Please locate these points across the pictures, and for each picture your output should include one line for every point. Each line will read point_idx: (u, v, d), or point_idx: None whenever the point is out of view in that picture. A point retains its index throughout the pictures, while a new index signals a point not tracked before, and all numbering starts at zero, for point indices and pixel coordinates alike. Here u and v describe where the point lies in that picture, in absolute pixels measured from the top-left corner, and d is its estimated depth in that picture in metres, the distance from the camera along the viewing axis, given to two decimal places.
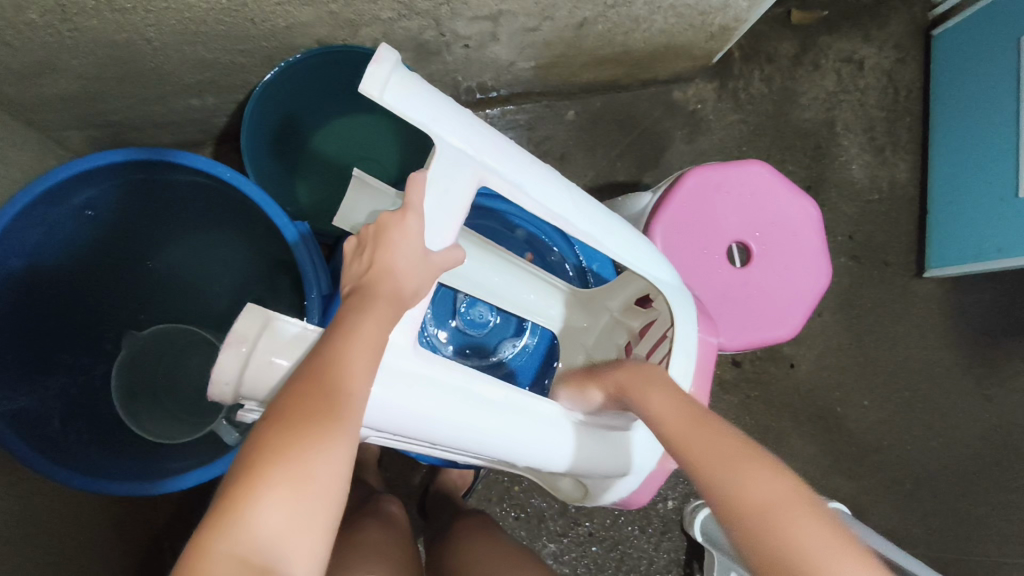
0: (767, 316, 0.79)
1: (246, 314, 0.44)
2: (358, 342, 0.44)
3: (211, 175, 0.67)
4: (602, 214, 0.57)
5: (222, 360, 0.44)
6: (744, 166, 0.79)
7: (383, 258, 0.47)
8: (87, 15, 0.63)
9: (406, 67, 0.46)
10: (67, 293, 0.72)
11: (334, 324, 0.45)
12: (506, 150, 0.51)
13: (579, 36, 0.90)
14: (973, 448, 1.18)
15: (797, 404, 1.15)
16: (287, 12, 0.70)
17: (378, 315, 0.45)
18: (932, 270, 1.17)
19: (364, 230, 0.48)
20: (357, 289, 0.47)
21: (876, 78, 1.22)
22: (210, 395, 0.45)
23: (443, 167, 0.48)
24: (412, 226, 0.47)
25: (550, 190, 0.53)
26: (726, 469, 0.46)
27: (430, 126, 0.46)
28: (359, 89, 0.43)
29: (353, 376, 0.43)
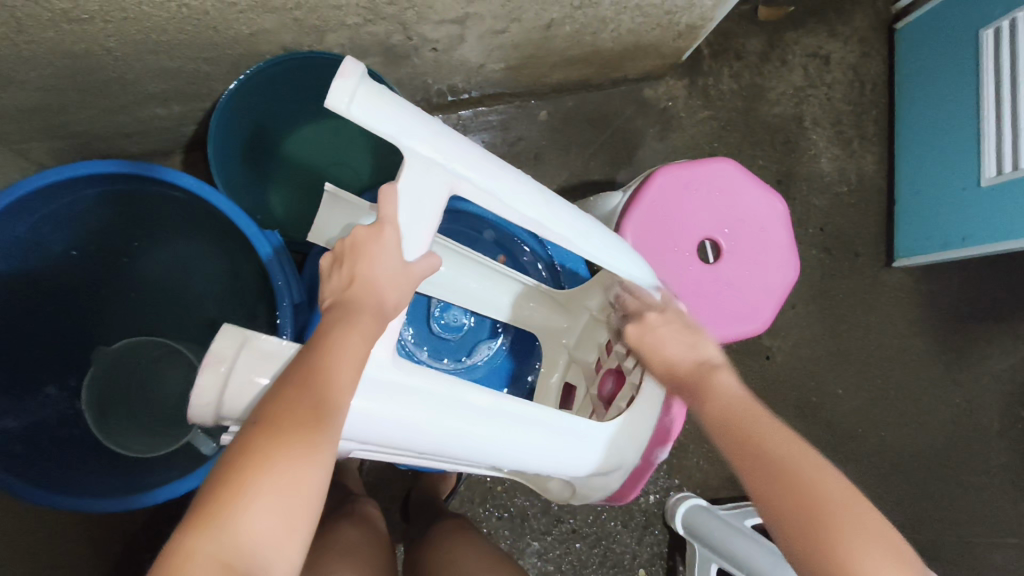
0: (739, 310, 0.80)
1: (223, 334, 0.44)
2: (340, 352, 0.44)
3: (184, 189, 0.66)
4: (577, 215, 0.56)
5: (200, 382, 0.43)
6: (712, 164, 0.80)
7: (364, 272, 0.47)
8: (43, 26, 0.62)
9: (372, 78, 0.45)
10: (36, 308, 0.71)
11: (316, 336, 0.45)
12: (480, 158, 0.50)
13: (547, 38, 0.90)
14: (945, 432, 1.21)
15: (774, 396, 1.17)
16: (251, 19, 0.69)
17: (360, 328, 0.45)
18: (901, 260, 1.20)
19: (340, 244, 0.48)
20: (338, 304, 0.47)
21: (842, 73, 1.24)
22: (190, 418, 0.44)
23: (414, 179, 0.47)
24: (390, 241, 0.47)
25: (522, 194, 0.52)
26: (745, 422, 0.57)
27: (399, 137, 0.46)
28: (326, 103, 0.43)
29: (334, 384, 0.43)
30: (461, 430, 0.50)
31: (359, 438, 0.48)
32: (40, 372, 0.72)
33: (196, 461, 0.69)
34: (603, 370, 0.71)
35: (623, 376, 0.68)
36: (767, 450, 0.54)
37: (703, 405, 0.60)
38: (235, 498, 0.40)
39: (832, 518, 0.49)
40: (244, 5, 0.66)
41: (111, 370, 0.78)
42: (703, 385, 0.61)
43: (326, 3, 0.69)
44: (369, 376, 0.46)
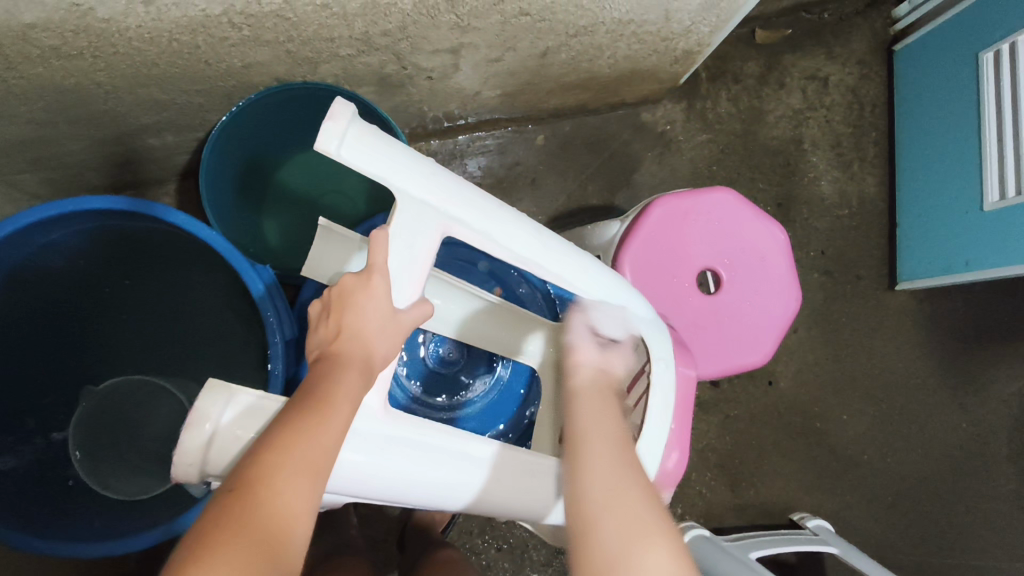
0: (740, 342, 0.79)
1: (208, 391, 0.42)
2: (330, 409, 0.43)
3: (176, 226, 0.65)
4: (575, 254, 0.54)
5: (183, 444, 0.42)
6: (711, 193, 0.78)
7: (350, 324, 0.46)
8: (31, 63, 0.61)
9: (363, 118, 0.44)
10: (26, 346, 0.69)
11: (302, 389, 0.44)
12: (476, 198, 0.48)
13: (544, 65, 0.90)
14: (951, 457, 1.19)
15: (776, 422, 1.15)
16: (243, 53, 0.68)
17: (349, 384, 0.44)
18: (904, 283, 1.18)
19: (328, 293, 0.47)
20: (325, 357, 0.46)
21: (840, 95, 1.23)
22: (173, 478, 0.42)
23: (405, 223, 0.46)
24: (379, 290, 0.45)
25: (518, 235, 0.50)
26: (582, 415, 0.57)
27: (389, 180, 0.45)
28: (314, 147, 0.41)
29: (321, 443, 0.42)
30: (452, 482, 0.48)
31: (352, 491, 0.46)
32: (29, 410, 0.71)
33: (186, 502, 0.67)
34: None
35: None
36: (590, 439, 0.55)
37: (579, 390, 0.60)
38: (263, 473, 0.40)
39: (600, 530, 0.49)
40: (235, 39, 0.65)
41: (98, 409, 0.78)
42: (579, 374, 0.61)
43: (319, 35, 0.68)
44: (359, 429, 0.45)
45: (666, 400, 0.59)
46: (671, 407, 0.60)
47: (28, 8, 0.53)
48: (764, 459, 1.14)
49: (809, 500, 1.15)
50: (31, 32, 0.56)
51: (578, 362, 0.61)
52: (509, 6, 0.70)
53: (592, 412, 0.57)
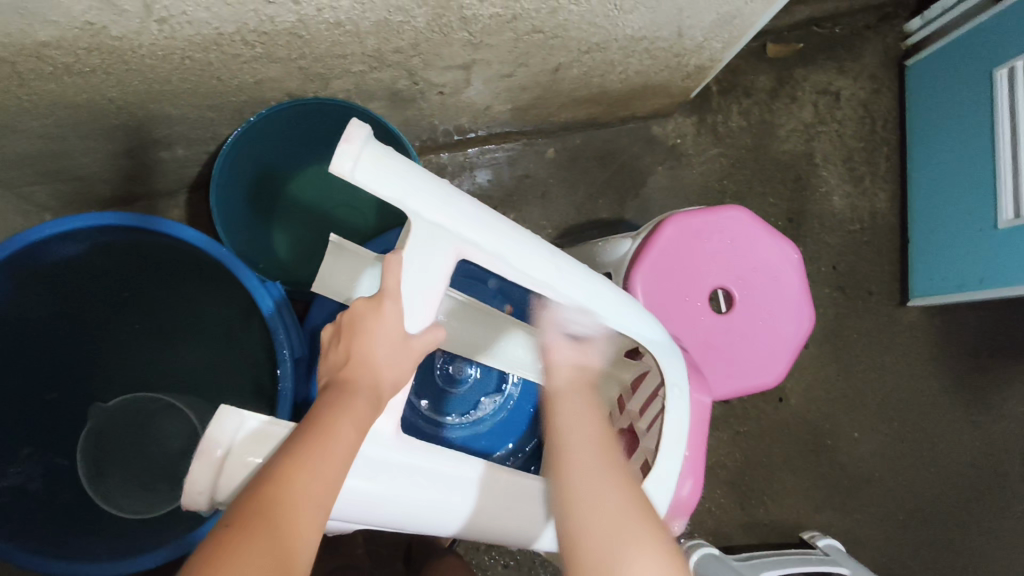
0: (752, 362, 0.78)
1: (220, 417, 0.42)
2: (333, 440, 0.42)
3: (188, 244, 0.65)
4: (589, 276, 0.53)
5: (194, 468, 0.42)
6: (722, 212, 0.77)
7: (360, 350, 0.46)
8: (44, 80, 0.61)
9: (379, 140, 0.44)
10: (36, 361, 0.69)
11: (307, 419, 0.43)
12: (491, 220, 0.48)
13: (555, 80, 0.89)
14: (964, 475, 1.17)
15: (787, 439, 1.14)
16: (255, 69, 0.68)
17: (354, 414, 0.43)
18: (916, 299, 1.17)
19: (340, 318, 0.47)
20: (334, 383, 0.45)
21: (852, 109, 1.22)
22: (183, 504, 0.43)
23: (420, 245, 0.45)
24: (389, 315, 0.45)
25: (532, 257, 0.49)
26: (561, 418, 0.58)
27: (404, 202, 0.44)
28: (330, 168, 0.41)
29: (323, 474, 0.41)
30: (461, 509, 0.48)
31: (360, 518, 0.46)
32: (38, 427, 0.70)
33: (194, 521, 0.67)
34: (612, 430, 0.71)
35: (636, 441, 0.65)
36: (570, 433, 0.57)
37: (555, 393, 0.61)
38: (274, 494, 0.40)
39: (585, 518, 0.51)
40: (248, 56, 0.65)
41: (105, 428, 0.78)
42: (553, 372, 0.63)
43: (332, 52, 0.68)
44: (370, 454, 0.45)
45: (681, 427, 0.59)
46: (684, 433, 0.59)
47: (42, 27, 0.53)
48: (774, 477, 1.13)
49: (820, 518, 1.14)
50: (45, 50, 0.57)
51: (555, 361, 0.63)
52: (521, 24, 0.70)
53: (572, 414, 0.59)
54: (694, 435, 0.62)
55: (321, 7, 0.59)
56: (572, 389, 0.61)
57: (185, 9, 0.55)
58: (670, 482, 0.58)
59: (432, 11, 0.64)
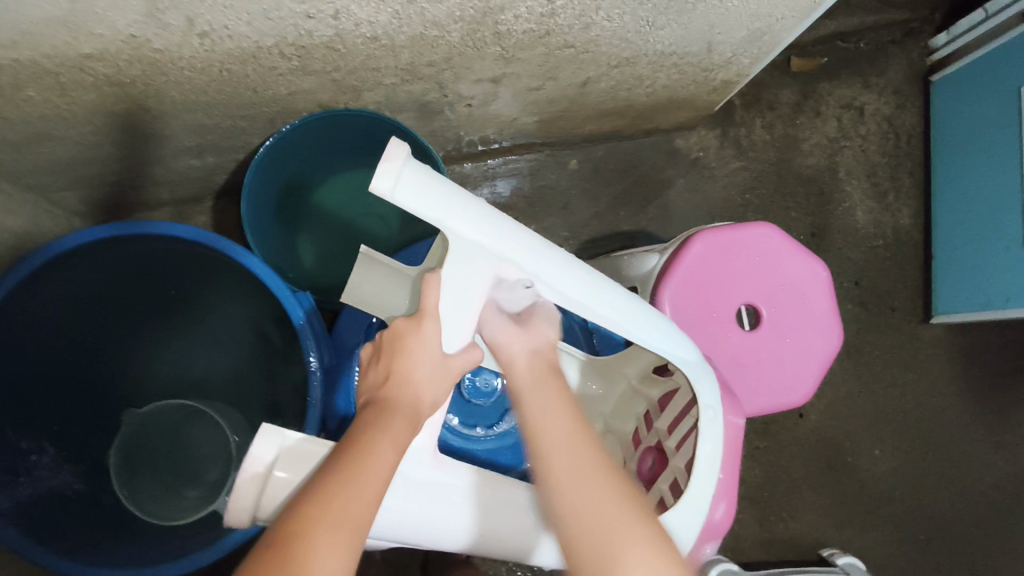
0: (780, 380, 0.78)
1: (261, 435, 0.44)
2: (371, 461, 0.43)
3: (211, 248, 0.65)
4: (625, 298, 0.54)
5: (239, 486, 0.44)
6: (751, 228, 0.77)
7: (402, 369, 0.47)
8: (85, 90, 0.62)
9: (419, 161, 0.45)
10: (70, 368, 0.70)
11: (346, 438, 0.44)
12: (529, 240, 0.48)
13: (583, 93, 0.89)
14: (985, 496, 1.16)
15: (807, 455, 1.13)
16: (290, 81, 0.69)
17: (394, 434, 0.44)
18: (939, 316, 1.16)
19: (381, 336, 0.48)
20: (374, 402, 0.46)
21: (876, 124, 1.22)
22: (228, 521, 0.45)
23: (459, 265, 0.47)
24: (430, 335, 0.47)
25: (570, 277, 0.50)
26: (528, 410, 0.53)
27: (443, 222, 0.45)
28: (371, 188, 0.43)
29: (361, 495, 0.41)
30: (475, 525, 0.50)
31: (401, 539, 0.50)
32: (70, 432, 0.71)
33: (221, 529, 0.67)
34: (643, 448, 0.71)
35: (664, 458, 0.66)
36: (544, 429, 0.51)
37: (518, 383, 0.55)
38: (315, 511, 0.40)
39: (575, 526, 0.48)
40: (284, 69, 0.65)
41: (138, 433, 0.79)
42: (507, 355, 0.56)
43: (366, 65, 0.68)
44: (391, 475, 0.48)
45: (714, 448, 0.58)
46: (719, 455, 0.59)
47: (87, 40, 0.54)
48: (793, 494, 1.12)
49: (840, 536, 1.13)
50: (88, 62, 0.58)
51: (508, 345, 0.56)
52: (554, 39, 0.70)
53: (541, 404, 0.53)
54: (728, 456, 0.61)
55: (359, 22, 0.59)
56: (540, 373, 0.56)
57: (227, 24, 0.56)
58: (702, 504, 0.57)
59: (467, 26, 0.64)
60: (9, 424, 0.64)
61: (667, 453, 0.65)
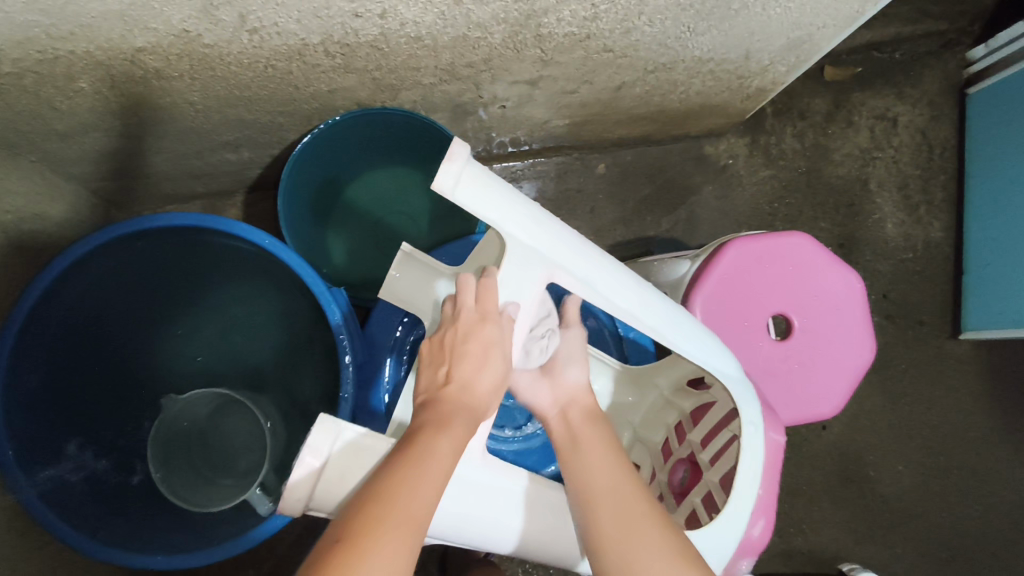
0: (810, 391, 0.78)
1: (320, 426, 0.46)
2: (431, 462, 0.44)
3: (222, 233, 0.65)
4: (665, 306, 0.58)
5: (296, 475, 0.46)
6: (785, 238, 0.77)
7: (463, 375, 0.50)
8: (133, 82, 0.63)
9: (481, 165, 0.48)
10: (102, 359, 0.71)
11: (407, 439, 0.46)
12: (579, 249, 0.53)
13: (616, 98, 0.89)
14: (1010, 517, 1.14)
15: (830, 468, 1.12)
16: (331, 79, 0.70)
17: (454, 436, 0.47)
18: (969, 332, 1.14)
19: (443, 338, 0.51)
20: (434, 401, 0.49)
21: (909, 136, 1.20)
22: (280, 509, 0.46)
23: (514, 265, 0.51)
24: (493, 341, 0.50)
25: (618, 286, 0.54)
26: (572, 464, 0.54)
27: (502, 224, 0.49)
28: (434, 187, 0.45)
29: (419, 495, 0.43)
30: (505, 525, 0.51)
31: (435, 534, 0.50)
32: (106, 417, 0.73)
33: (251, 518, 0.68)
34: (673, 460, 0.71)
35: (700, 472, 0.66)
36: (588, 476, 0.53)
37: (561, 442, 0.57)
38: (377, 508, 0.42)
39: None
40: (327, 66, 0.66)
41: (175, 418, 0.80)
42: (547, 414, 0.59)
43: (406, 65, 0.69)
44: None
45: (753, 462, 0.59)
46: (759, 474, 0.59)
47: (141, 33, 0.56)
48: (814, 506, 1.11)
49: (860, 552, 1.11)
50: (139, 55, 0.59)
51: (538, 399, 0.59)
52: (594, 43, 0.70)
53: (582, 460, 0.54)
54: (770, 472, 0.61)
55: (405, 22, 0.60)
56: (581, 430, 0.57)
57: (277, 21, 0.56)
58: (740, 520, 0.58)
59: (510, 28, 0.64)
60: (49, 407, 0.66)
61: (700, 466, 0.66)
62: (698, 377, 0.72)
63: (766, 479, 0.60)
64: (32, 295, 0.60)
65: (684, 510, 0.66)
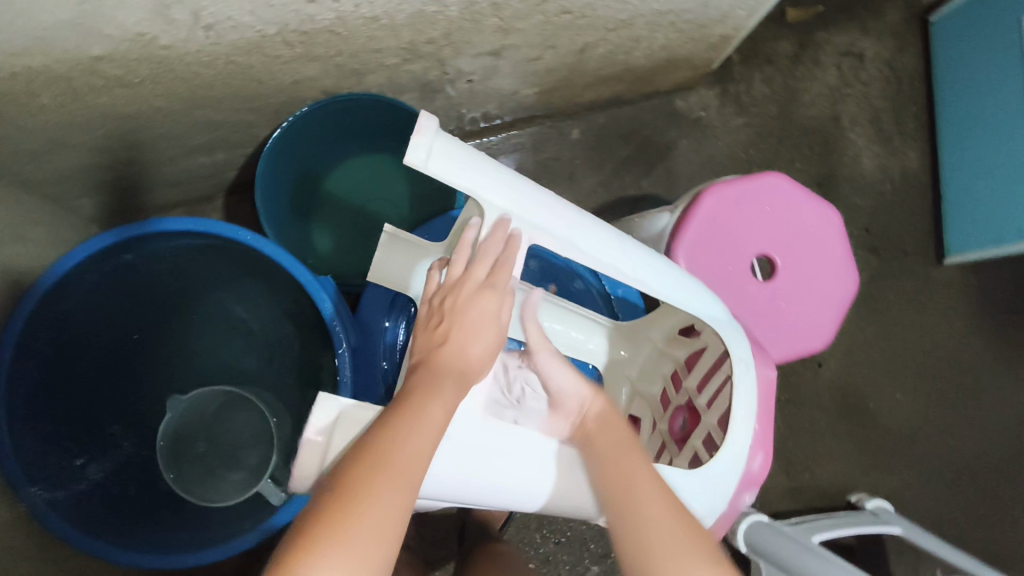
0: (800, 326, 0.79)
1: (319, 404, 0.47)
2: (423, 420, 0.46)
3: (218, 236, 0.66)
4: (649, 258, 0.59)
5: (302, 455, 0.47)
6: (761, 179, 0.78)
7: (458, 337, 0.50)
8: (96, 93, 0.63)
9: (448, 134, 0.49)
10: (104, 371, 0.73)
11: (400, 397, 0.47)
12: (558, 209, 0.54)
13: (581, 60, 0.90)
14: (1009, 431, 1.17)
15: (829, 403, 1.14)
16: (295, 69, 0.70)
17: (446, 395, 0.48)
18: (952, 256, 1.16)
19: (437, 301, 0.52)
20: (427, 363, 0.50)
21: (877, 69, 1.21)
22: (291, 486, 0.48)
23: (495, 229, 0.51)
24: (486, 303, 0.51)
25: (600, 243, 0.55)
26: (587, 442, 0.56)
27: (477, 191, 0.50)
28: (406, 160, 0.46)
29: (413, 451, 0.44)
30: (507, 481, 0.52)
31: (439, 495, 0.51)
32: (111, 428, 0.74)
33: (265, 510, 0.69)
34: (672, 409, 0.73)
35: (699, 418, 0.67)
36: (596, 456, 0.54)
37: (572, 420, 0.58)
38: (373, 459, 0.43)
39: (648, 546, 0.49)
40: (289, 56, 0.66)
41: (184, 416, 0.80)
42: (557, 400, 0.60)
43: (367, 47, 0.69)
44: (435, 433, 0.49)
45: (746, 400, 0.61)
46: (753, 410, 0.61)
47: (97, 41, 0.56)
48: (818, 441, 1.13)
49: (867, 481, 1.14)
50: (99, 64, 0.59)
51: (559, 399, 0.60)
52: (551, 6, 0.71)
53: (594, 436, 0.56)
54: (764, 407, 0.63)
55: (359, 3, 0.60)
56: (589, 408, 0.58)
57: (230, 14, 0.56)
58: (739, 454, 0.60)
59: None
60: (50, 423, 0.67)
61: (698, 410, 0.67)
62: (689, 326, 0.73)
63: (759, 416, 0.62)
64: (26, 305, 0.61)
65: (686, 454, 0.67)
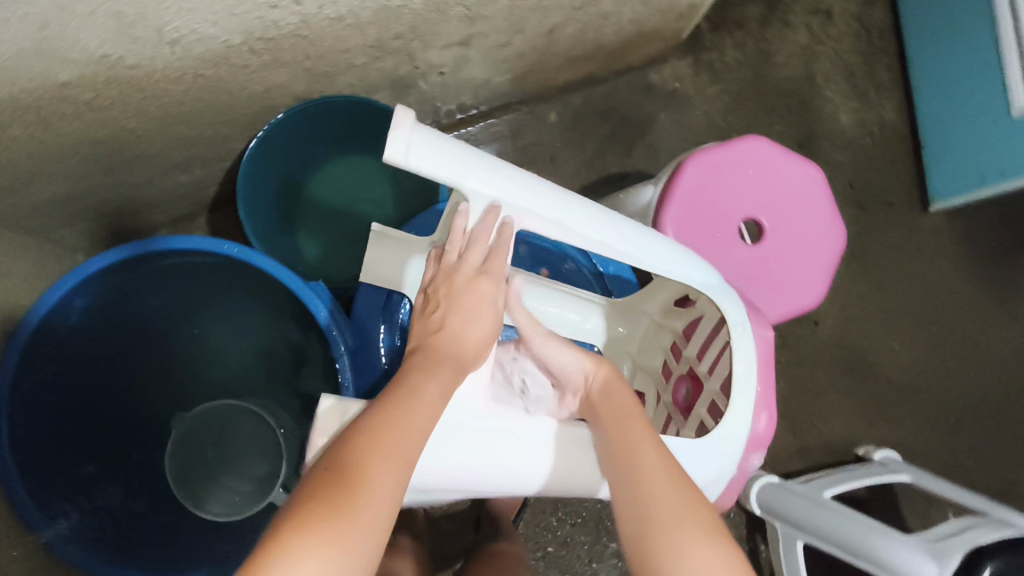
0: (793, 284, 0.80)
1: (322, 405, 0.48)
2: (420, 403, 0.46)
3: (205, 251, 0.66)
4: (640, 231, 0.59)
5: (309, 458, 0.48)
6: (742, 143, 0.78)
7: (455, 322, 0.51)
8: (67, 120, 0.63)
9: (425, 126, 0.48)
10: (103, 396, 0.73)
11: (397, 382, 0.47)
12: (546, 191, 0.54)
13: (551, 42, 0.89)
14: (1007, 369, 1.18)
15: (829, 360, 1.15)
16: (264, 77, 0.69)
17: (441, 379, 0.48)
18: (936, 202, 1.17)
19: (433, 288, 0.53)
20: (425, 348, 0.50)
21: (846, 24, 1.21)
22: None
23: (483, 216, 0.51)
24: (484, 290, 0.52)
25: (589, 220, 0.55)
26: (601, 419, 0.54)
27: (460, 181, 0.50)
28: (386, 157, 0.45)
29: (410, 434, 0.44)
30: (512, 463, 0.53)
31: (450, 483, 0.52)
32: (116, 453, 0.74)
33: None
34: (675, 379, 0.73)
35: (700, 385, 0.68)
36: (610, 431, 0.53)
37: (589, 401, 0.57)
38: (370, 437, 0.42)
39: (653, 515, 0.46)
40: (257, 64, 0.66)
41: (190, 432, 0.80)
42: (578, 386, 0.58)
43: (335, 48, 0.69)
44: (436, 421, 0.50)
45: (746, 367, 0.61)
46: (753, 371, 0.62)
47: (62, 68, 0.55)
48: (822, 399, 1.14)
49: (873, 433, 1.15)
50: (66, 90, 0.58)
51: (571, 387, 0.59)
52: None
53: (606, 413, 0.54)
54: (763, 371, 0.64)
55: (322, 4, 0.60)
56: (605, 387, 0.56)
57: (194, 27, 0.56)
58: (743, 417, 0.61)
59: None
60: (53, 454, 0.67)
61: (699, 377, 0.68)
62: (684, 297, 0.74)
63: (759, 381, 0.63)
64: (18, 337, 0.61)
65: (692, 421, 0.67)
